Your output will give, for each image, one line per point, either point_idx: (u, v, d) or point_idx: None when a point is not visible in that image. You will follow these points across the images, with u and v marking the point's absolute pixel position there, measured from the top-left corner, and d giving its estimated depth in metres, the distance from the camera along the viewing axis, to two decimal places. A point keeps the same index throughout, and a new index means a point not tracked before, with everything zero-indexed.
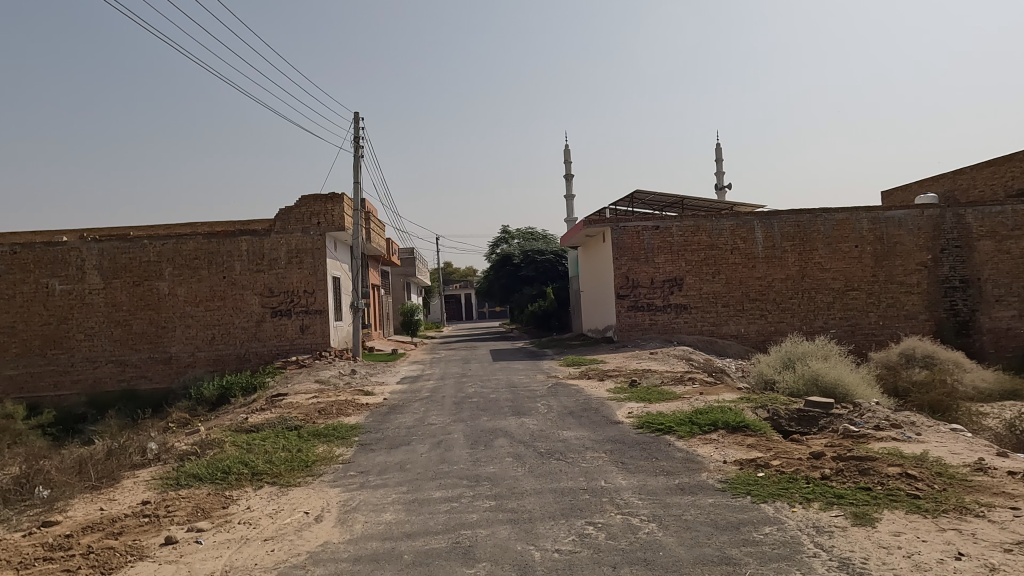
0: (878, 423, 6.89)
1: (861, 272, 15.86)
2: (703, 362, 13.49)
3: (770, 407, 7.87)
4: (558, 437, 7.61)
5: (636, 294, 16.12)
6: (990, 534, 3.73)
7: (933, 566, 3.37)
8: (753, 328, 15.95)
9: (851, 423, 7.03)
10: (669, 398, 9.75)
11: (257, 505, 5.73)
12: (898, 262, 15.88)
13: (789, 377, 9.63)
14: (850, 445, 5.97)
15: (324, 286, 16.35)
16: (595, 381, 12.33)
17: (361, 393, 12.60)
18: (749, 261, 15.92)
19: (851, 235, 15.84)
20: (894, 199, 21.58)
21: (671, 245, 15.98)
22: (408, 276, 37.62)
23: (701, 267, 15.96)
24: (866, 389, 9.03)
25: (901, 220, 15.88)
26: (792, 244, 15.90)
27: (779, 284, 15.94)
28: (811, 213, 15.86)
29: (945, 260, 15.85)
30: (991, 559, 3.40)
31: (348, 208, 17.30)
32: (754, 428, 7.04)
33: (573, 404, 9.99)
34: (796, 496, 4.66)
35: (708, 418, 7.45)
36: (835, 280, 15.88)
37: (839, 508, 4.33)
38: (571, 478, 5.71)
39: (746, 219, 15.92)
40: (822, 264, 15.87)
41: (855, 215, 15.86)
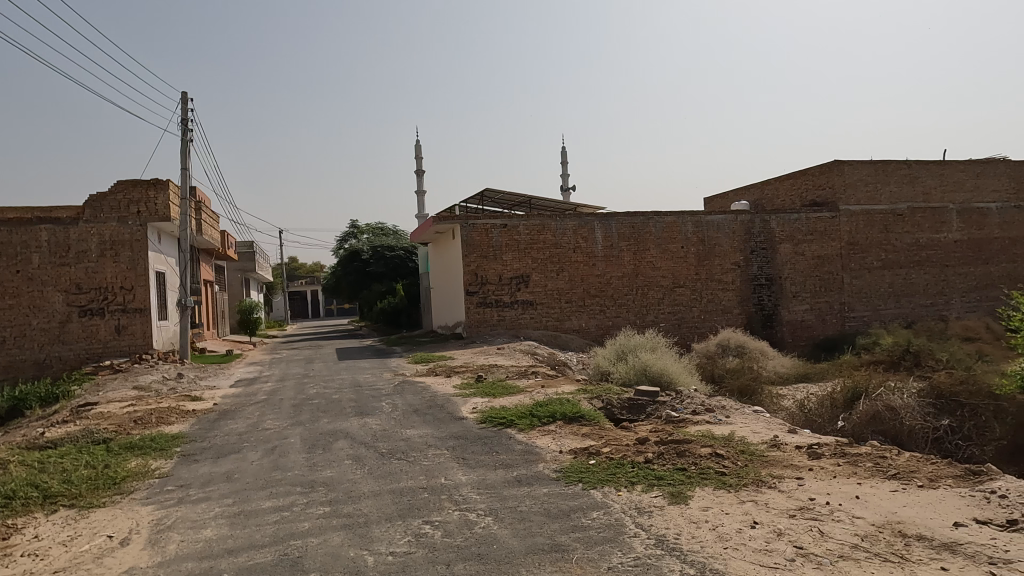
0: (695, 408, 7.57)
1: (686, 270, 17.37)
2: (547, 356, 14.00)
3: (604, 397, 8.35)
4: (401, 436, 7.49)
5: (485, 290, 16.34)
6: (779, 503, 4.22)
7: (732, 536, 3.74)
8: (593, 323, 16.86)
9: (673, 409, 7.68)
10: (512, 392, 9.99)
11: (48, 532, 4.98)
12: (717, 262, 17.60)
13: (622, 367, 10.27)
14: (671, 430, 6.50)
15: (146, 282, 14.72)
16: (442, 378, 12.30)
17: (187, 399, 11.51)
18: (589, 259, 16.79)
19: (678, 237, 17.30)
20: (714, 205, 23.91)
21: (518, 243, 16.40)
22: (247, 271, 35.13)
23: (547, 265, 16.55)
24: (687, 378, 9.88)
25: (719, 224, 17.62)
26: (628, 244, 17.02)
27: (616, 281, 16.99)
28: (644, 216, 17.09)
29: (754, 260, 17.84)
30: (779, 525, 3.85)
31: (175, 196, 15.73)
32: (589, 418, 7.43)
33: (419, 402, 9.89)
34: (622, 480, 4.96)
35: (547, 410, 7.74)
36: (664, 278, 17.25)
37: (658, 490, 4.68)
38: (411, 478, 5.62)
39: (587, 220, 16.77)
40: (654, 262, 17.17)
41: (682, 219, 17.33)
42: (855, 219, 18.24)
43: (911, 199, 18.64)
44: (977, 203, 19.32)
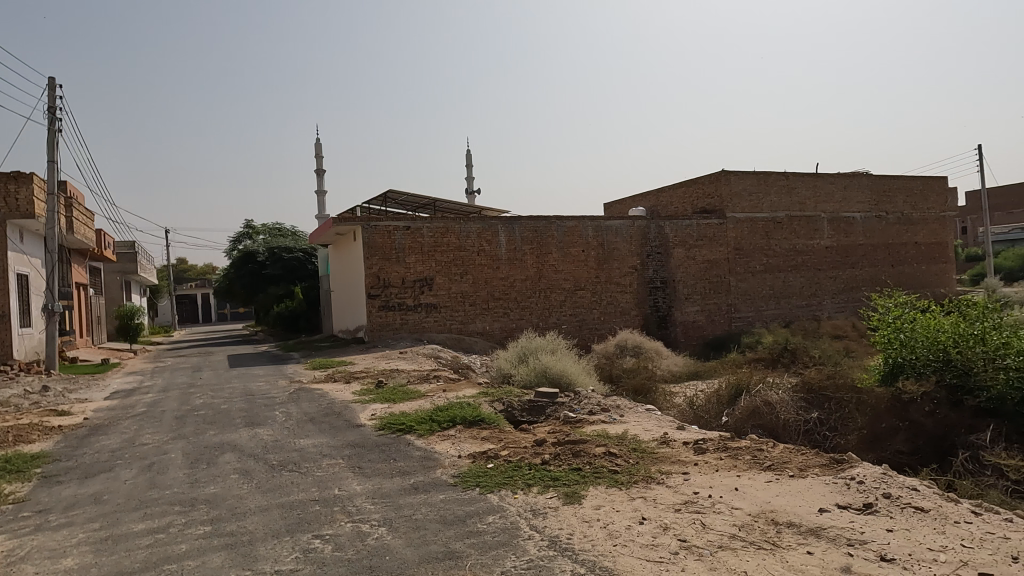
0: (592, 408, 7.77)
1: (587, 273, 17.85)
2: (450, 360, 13.91)
3: (505, 400, 8.40)
4: (294, 446, 7.17)
5: (387, 294, 16.01)
6: (666, 498, 4.40)
7: (622, 533, 3.85)
8: (497, 326, 16.95)
9: (571, 409, 7.84)
10: (413, 397, 9.84)
11: None
12: (616, 266, 18.20)
13: (523, 370, 10.38)
14: (568, 430, 6.63)
15: (3, 285, 13.25)
16: (341, 384, 11.92)
17: (52, 414, 10.46)
18: (493, 262, 16.87)
19: (579, 241, 17.73)
20: (614, 211, 24.74)
21: (421, 245, 16.21)
22: (127, 273, 32.53)
23: (450, 268, 16.46)
24: (586, 378, 10.13)
25: (617, 229, 18.24)
26: (531, 247, 17.25)
27: (519, 284, 17.17)
28: (547, 220, 17.39)
29: (650, 263, 18.62)
30: (665, 519, 4.00)
31: (39, 190, 14.27)
32: (489, 421, 7.45)
33: (315, 410, 9.52)
34: (518, 483, 4.99)
35: (448, 415, 7.67)
36: (566, 280, 17.62)
37: (553, 490, 4.74)
38: (302, 490, 5.39)
39: (491, 223, 16.84)
40: (556, 266, 17.50)
41: (582, 223, 17.78)
42: (740, 226, 19.46)
43: (789, 208, 20.13)
44: (845, 213, 21.18)
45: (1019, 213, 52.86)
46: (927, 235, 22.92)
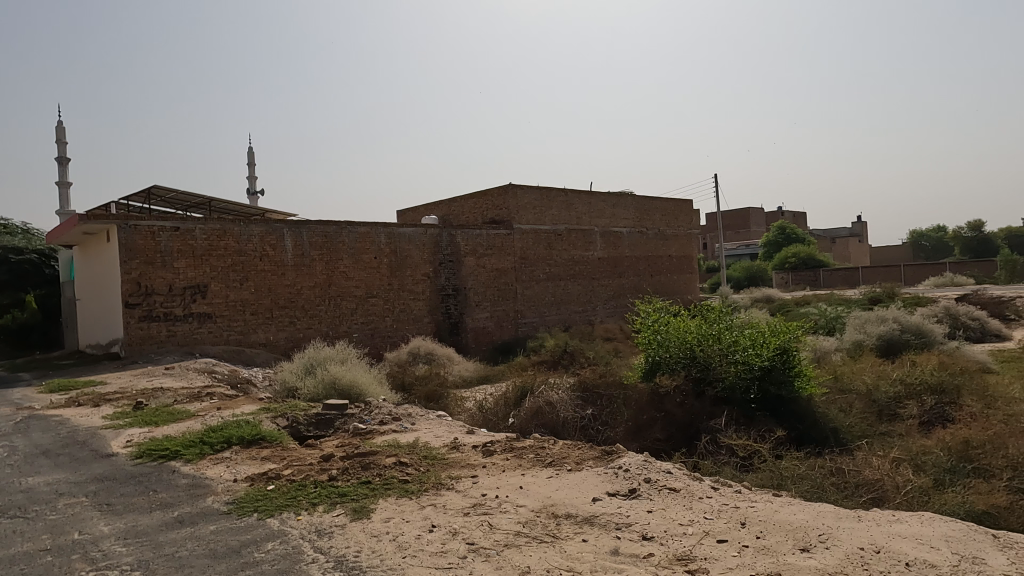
0: (383, 418, 7.61)
1: (379, 280, 17.54)
2: (227, 374, 12.68)
3: (289, 415, 7.87)
4: (19, 487, 5.93)
5: (150, 302, 14.05)
6: (456, 503, 4.45)
7: (411, 543, 3.80)
8: (282, 336, 15.83)
9: (361, 421, 7.60)
10: (180, 418, 8.77)
11: None
12: (408, 273, 18.14)
13: (310, 382, 9.82)
14: (357, 443, 6.41)
15: None
16: (87, 408, 10.20)
17: None
18: (277, 268, 15.79)
19: (371, 247, 17.36)
20: (406, 218, 24.68)
21: (193, 249, 14.58)
22: None
23: (227, 273, 15.04)
24: (376, 388, 9.91)
25: (410, 236, 18.20)
26: (320, 253, 16.47)
27: (307, 292, 16.28)
28: (337, 225, 16.74)
29: (442, 271, 18.90)
30: (454, 524, 4.04)
31: None
32: (271, 439, 6.91)
33: (50, 441, 7.99)
34: (302, 503, 4.68)
35: (221, 435, 6.95)
36: (358, 287, 17.13)
37: (340, 507, 4.54)
38: (29, 540, 4.47)
39: (275, 226, 15.75)
40: (347, 273, 16.93)
41: (375, 230, 17.45)
42: (525, 237, 20.64)
43: (568, 222, 21.87)
44: (614, 228, 23.62)
45: (743, 233, 63.75)
46: (678, 248, 26.49)
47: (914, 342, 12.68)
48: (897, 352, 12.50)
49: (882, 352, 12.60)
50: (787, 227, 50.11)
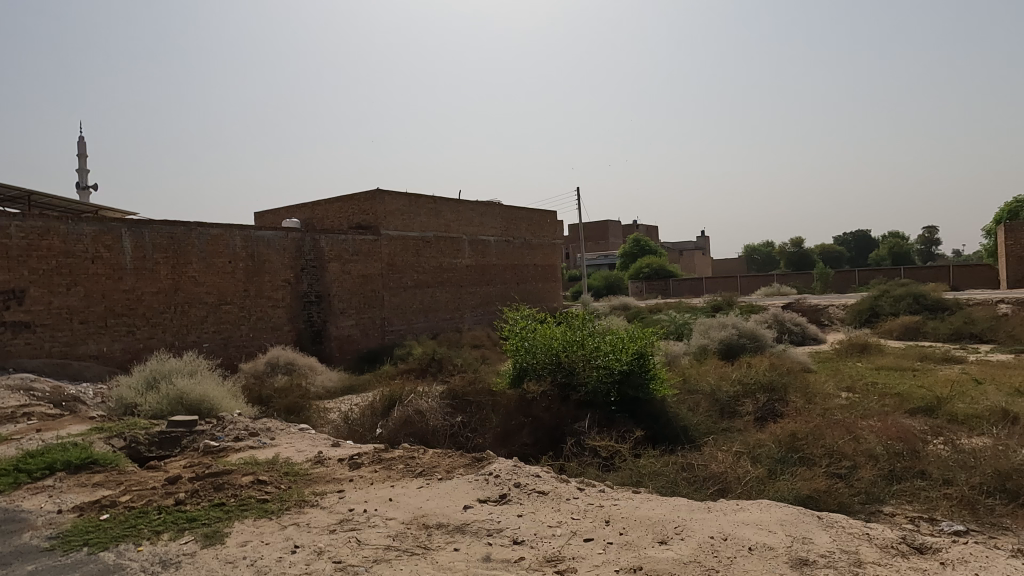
0: (238, 434, 7.08)
1: (233, 286, 16.37)
2: (49, 391, 11.16)
3: (127, 434, 7.08)
4: None
5: None
6: (321, 520, 4.25)
7: (272, 567, 3.56)
8: (118, 347, 14.18)
9: (213, 438, 7.02)
10: None
11: None
12: (266, 278, 17.11)
13: (151, 398, 8.92)
14: (209, 462, 5.91)
15: None
16: None
17: None
18: (113, 272, 14.19)
19: (224, 250, 16.18)
20: (265, 221, 23.29)
21: (7, 249, 12.63)
22: None
23: (51, 277, 13.22)
24: (230, 401, 9.21)
25: (269, 239, 17.20)
26: (165, 256, 15.07)
27: (150, 298, 14.78)
28: (186, 225, 15.41)
29: (304, 277, 18.02)
30: (319, 543, 3.84)
31: None
32: (105, 462, 6.18)
33: None
34: (143, 532, 4.22)
35: (42, 460, 6.10)
36: (209, 294, 15.85)
37: (190, 534, 4.15)
38: None
39: (111, 226, 14.18)
40: (197, 278, 15.62)
41: (229, 232, 16.30)
42: (392, 243, 20.27)
43: (436, 229, 21.80)
44: (482, 236, 23.93)
45: (603, 244, 67.28)
46: (543, 258, 27.37)
47: (749, 346, 14.05)
48: (736, 355, 13.79)
49: (723, 355, 13.83)
50: (642, 240, 53.60)
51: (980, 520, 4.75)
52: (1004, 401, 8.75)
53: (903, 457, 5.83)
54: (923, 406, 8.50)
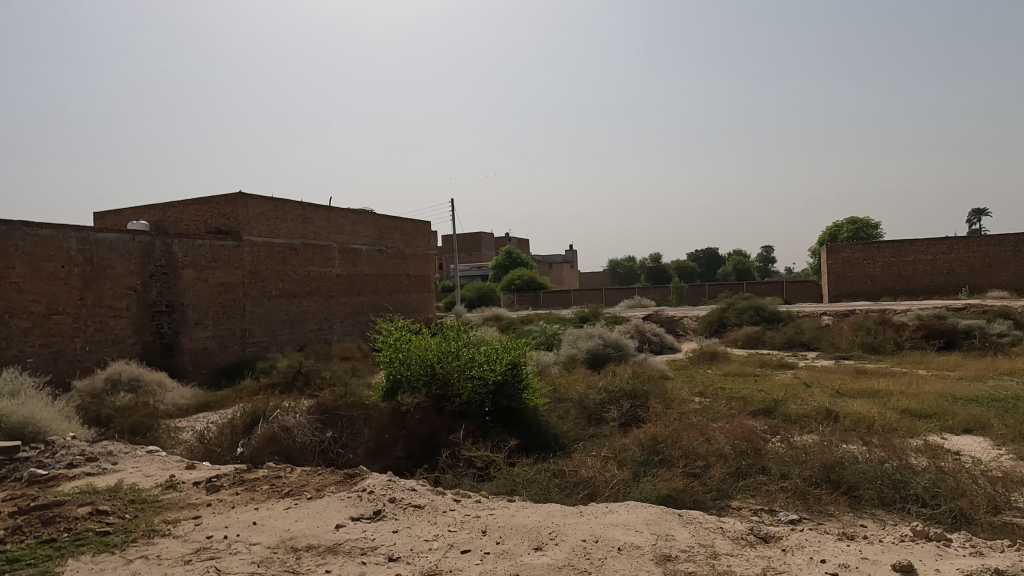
0: (72, 460, 6.30)
1: (67, 294, 13.95)
2: None
3: None
4: None
5: None
6: (174, 550, 3.89)
7: None
8: None
9: (39, 466, 6.19)
10: None
11: None
12: (107, 285, 14.92)
13: None
14: (35, 493, 5.20)
15: None
16: None
17: None
18: None
19: (57, 253, 13.76)
20: (106, 221, 20.99)
21: None
22: None
23: None
24: (61, 423, 8.18)
25: (111, 243, 15.09)
26: None
27: None
28: (7, 224, 12.86)
29: (153, 285, 15.99)
30: None
31: None
32: None
33: None
34: None
35: None
36: (36, 303, 13.29)
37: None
38: None
39: None
40: (21, 285, 13.06)
41: (63, 233, 13.93)
42: (256, 250, 18.85)
43: (304, 236, 20.84)
44: (353, 245, 23.24)
45: (475, 255, 67.94)
46: (415, 268, 27.11)
47: (614, 355, 14.78)
48: (602, 364, 14.45)
49: (590, 364, 14.44)
50: (513, 252, 54.79)
51: (811, 509, 5.34)
52: (827, 402, 9.92)
53: (748, 455, 6.40)
54: (763, 408, 9.42)
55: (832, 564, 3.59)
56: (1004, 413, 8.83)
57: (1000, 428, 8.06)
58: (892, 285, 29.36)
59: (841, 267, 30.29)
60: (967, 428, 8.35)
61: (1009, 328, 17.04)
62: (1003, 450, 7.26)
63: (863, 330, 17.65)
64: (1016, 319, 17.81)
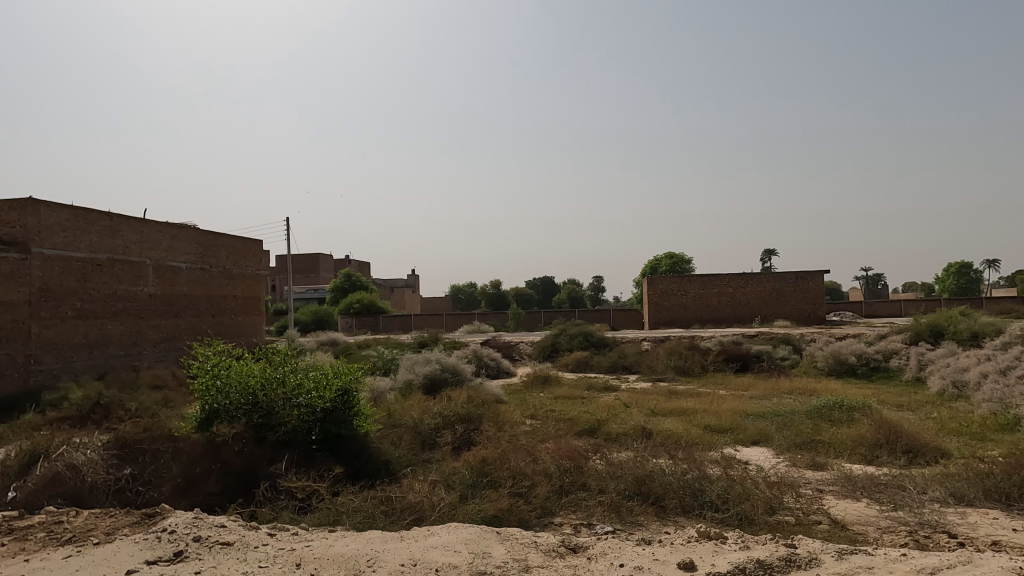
0: None
1: None
2: None
3: None
4: None
5: None
6: None
7: None
8: None
9: None
10: None
11: None
12: None
13: None
14: None
15: None
16: None
17: None
18: None
19: None
20: None
21: None
22: None
23: None
24: None
25: None
26: None
27: None
28: None
29: None
30: None
31: None
32: None
33: None
34: None
35: None
36: None
37: None
38: None
39: None
40: None
41: None
42: (48, 264, 16.37)
43: (110, 250, 18.64)
44: (170, 262, 21.20)
45: (313, 277, 65.08)
46: (243, 288, 25.33)
47: (451, 380, 14.88)
48: (438, 389, 14.48)
49: (426, 389, 14.39)
50: (354, 275, 53.35)
51: (623, 520, 5.77)
52: (642, 420, 10.78)
53: (571, 472, 6.78)
54: (587, 428, 10.02)
55: (628, 568, 3.93)
56: (783, 427, 10.21)
57: (778, 439, 9.32)
58: (701, 314, 32.79)
59: (659, 297, 33.27)
60: (754, 440, 9.54)
61: (789, 353, 19.79)
62: (780, 459, 8.39)
63: (675, 354, 19.47)
64: (795, 344, 20.75)
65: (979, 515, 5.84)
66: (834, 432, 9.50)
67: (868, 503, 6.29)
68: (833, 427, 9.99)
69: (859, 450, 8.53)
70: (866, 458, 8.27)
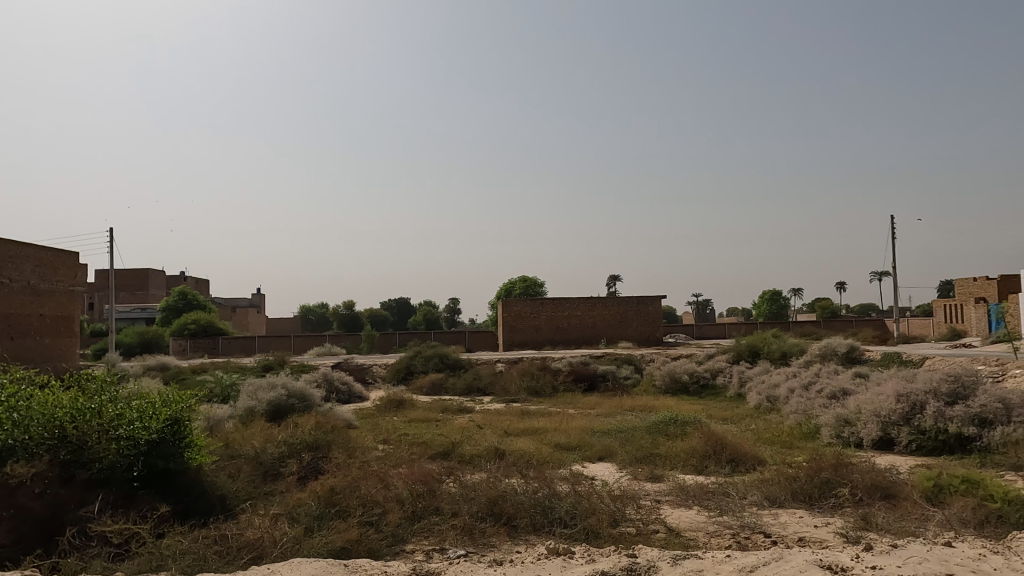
0: None
1: None
2: None
3: None
4: None
5: None
6: None
7: None
8: None
9: None
10: None
11: None
12: None
13: None
14: None
15: None
16: None
17: None
18: None
19: None
20: None
21: None
22: None
23: None
24: None
25: None
26: None
27: None
28: None
29: None
30: None
31: None
32: None
33: None
34: None
35: None
36: None
37: None
38: None
39: None
40: None
41: None
42: None
43: None
44: None
45: (140, 294, 58.83)
46: (53, 307, 22.23)
47: (298, 406, 14.09)
48: (284, 416, 13.64)
49: (271, 417, 13.49)
50: (189, 292, 49.14)
51: (476, 542, 5.77)
52: (495, 441, 10.90)
53: (423, 497, 6.66)
54: (441, 451, 9.94)
55: None
56: (625, 442, 10.84)
57: (622, 454, 9.88)
58: (552, 336, 34.08)
59: (514, 319, 34.13)
60: (600, 456, 10.02)
61: (631, 372, 21.13)
62: (623, 473, 8.88)
63: (528, 375, 19.99)
64: (636, 364, 22.19)
65: (788, 514, 6.58)
66: (670, 445, 10.26)
67: (698, 510, 6.84)
68: (668, 440, 10.79)
69: (691, 460, 9.27)
70: (697, 468, 9.00)
